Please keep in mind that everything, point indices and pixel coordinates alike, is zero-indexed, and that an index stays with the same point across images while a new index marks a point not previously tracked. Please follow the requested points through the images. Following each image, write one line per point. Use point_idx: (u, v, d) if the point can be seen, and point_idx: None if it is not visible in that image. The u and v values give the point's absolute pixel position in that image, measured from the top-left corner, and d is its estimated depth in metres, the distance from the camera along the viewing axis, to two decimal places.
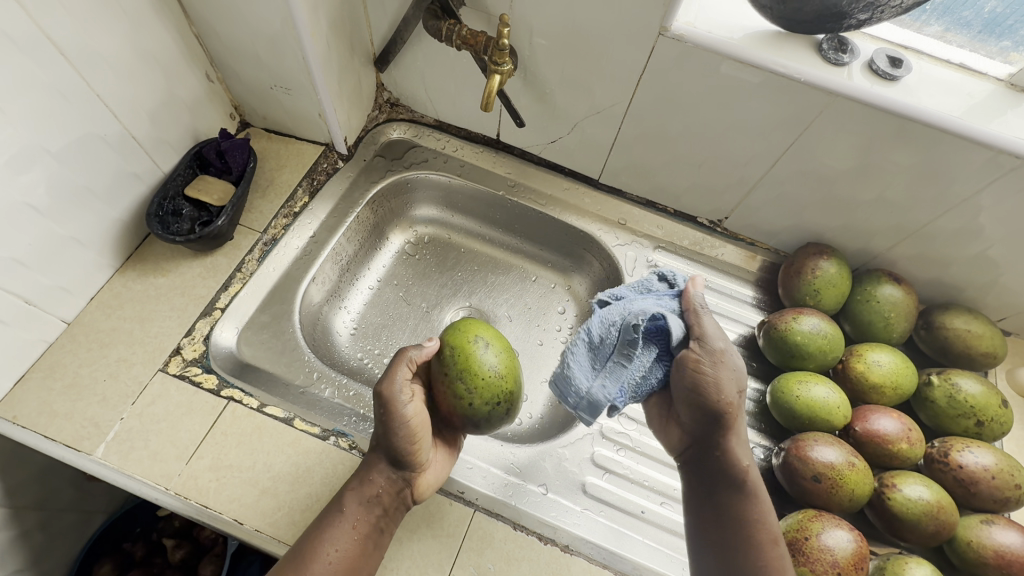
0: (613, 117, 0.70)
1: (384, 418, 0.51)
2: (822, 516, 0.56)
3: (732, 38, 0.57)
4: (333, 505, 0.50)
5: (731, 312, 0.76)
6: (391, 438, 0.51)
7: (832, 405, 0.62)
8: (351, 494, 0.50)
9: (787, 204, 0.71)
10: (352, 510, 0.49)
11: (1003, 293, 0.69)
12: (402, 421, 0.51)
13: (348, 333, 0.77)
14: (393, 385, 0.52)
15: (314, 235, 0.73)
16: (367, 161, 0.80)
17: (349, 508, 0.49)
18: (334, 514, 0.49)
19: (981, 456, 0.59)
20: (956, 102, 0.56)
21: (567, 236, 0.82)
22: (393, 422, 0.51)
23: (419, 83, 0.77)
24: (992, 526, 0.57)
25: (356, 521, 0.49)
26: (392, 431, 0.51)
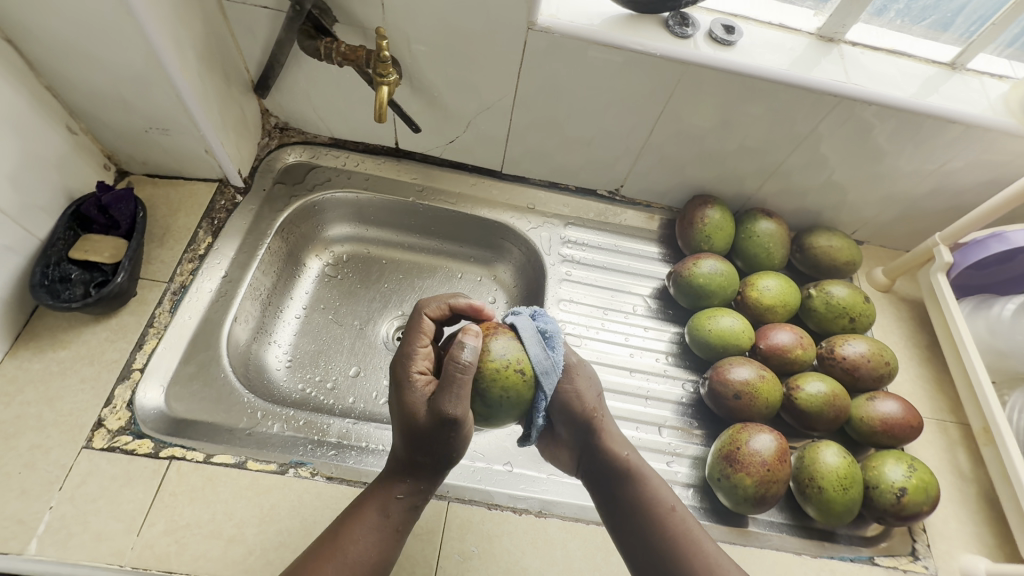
0: (503, 110, 0.74)
1: (449, 439, 0.49)
2: (748, 427, 0.64)
3: (593, 25, 0.62)
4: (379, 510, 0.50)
5: (642, 270, 0.84)
6: (445, 456, 0.50)
7: (738, 331, 0.71)
8: (398, 499, 0.51)
9: (670, 165, 0.79)
10: (396, 513, 0.50)
11: (850, 210, 0.82)
12: (461, 442, 0.50)
13: (284, 366, 0.76)
14: (456, 403, 0.47)
15: (226, 274, 0.70)
16: (268, 190, 0.78)
17: (395, 512, 0.50)
18: (379, 519, 0.50)
19: (857, 345, 0.71)
20: (782, 57, 0.66)
21: (483, 229, 0.86)
22: (452, 444, 0.49)
23: (305, 103, 0.76)
24: (876, 400, 0.68)
25: (398, 524, 0.50)
26: (449, 451, 0.50)
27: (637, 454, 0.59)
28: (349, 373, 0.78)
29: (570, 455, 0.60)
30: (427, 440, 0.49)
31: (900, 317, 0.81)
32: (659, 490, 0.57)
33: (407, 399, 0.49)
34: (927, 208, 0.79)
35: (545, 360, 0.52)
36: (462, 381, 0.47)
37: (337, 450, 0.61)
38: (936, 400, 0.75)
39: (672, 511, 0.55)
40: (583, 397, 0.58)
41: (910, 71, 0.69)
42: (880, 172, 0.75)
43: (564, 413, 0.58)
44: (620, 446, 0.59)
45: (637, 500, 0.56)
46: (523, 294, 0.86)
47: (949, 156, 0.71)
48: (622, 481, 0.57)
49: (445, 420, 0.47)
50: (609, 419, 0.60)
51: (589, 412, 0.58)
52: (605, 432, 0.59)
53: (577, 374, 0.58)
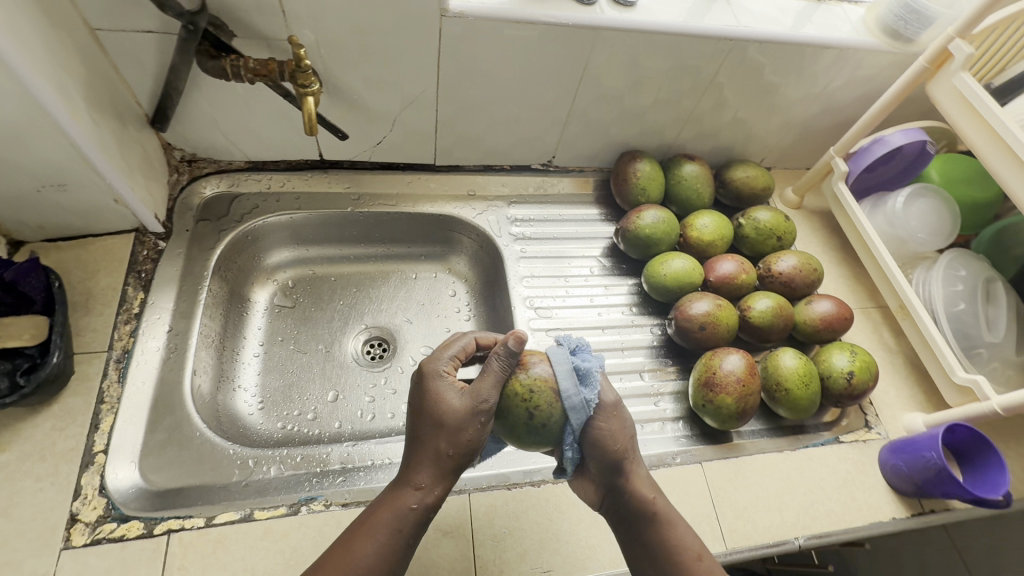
0: (428, 102, 0.73)
1: (471, 429, 0.49)
2: (718, 352, 0.70)
3: (503, 4, 0.63)
4: (395, 516, 0.48)
5: (590, 233, 0.88)
6: (465, 450, 0.50)
7: (689, 270, 0.77)
8: (411, 508, 0.49)
9: (596, 128, 0.82)
10: (410, 526, 0.48)
11: (757, 141, 0.90)
12: (484, 431, 0.50)
13: (256, 409, 0.73)
14: (488, 390, 0.50)
15: (171, 328, 0.65)
16: (192, 230, 0.72)
17: (408, 524, 0.48)
18: (391, 530, 0.48)
19: (789, 260, 0.79)
20: (679, 11, 0.71)
21: (429, 225, 0.85)
22: (475, 434, 0.50)
23: (213, 129, 0.71)
24: (813, 303, 0.77)
25: (409, 537, 0.49)
26: (466, 447, 0.50)
27: (660, 494, 0.55)
28: (327, 399, 0.76)
29: (591, 485, 0.55)
30: (451, 434, 0.49)
31: (814, 227, 0.92)
32: (684, 534, 0.54)
33: (437, 389, 0.50)
34: (818, 127, 0.89)
35: (575, 396, 0.49)
36: (494, 372, 0.50)
37: (344, 475, 0.60)
38: (857, 293, 0.86)
39: (699, 560, 0.53)
40: (618, 437, 0.51)
41: (786, 7, 0.76)
42: (777, 103, 0.83)
43: (598, 454, 0.52)
44: (653, 489, 0.54)
45: (665, 547, 0.53)
46: (482, 280, 0.87)
47: (830, 78, 0.80)
48: (650, 525, 0.53)
49: (478, 410, 0.49)
50: (636, 456, 0.55)
51: (622, 451, 0.52)
52: (634, 474, 0.54)
53: (613, 413, 0.52)
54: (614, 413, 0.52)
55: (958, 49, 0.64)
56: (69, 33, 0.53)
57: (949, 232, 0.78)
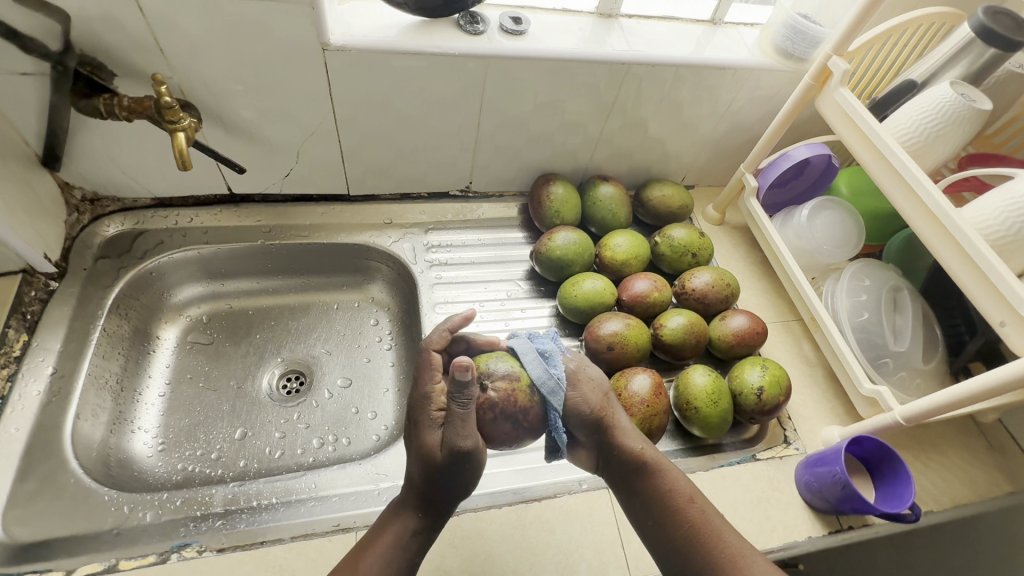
0: (328, 133, 0.73)
1: (463, 472, 0.51)
2: (627, 372, 0.69)
3: (388, 37, 0.64)
4: (391, 544, 0.50)
5: (510, 256, 0.88)
6: (457, 488, 0.52)
7: (601, 291, 0.77)
8: (411, 533, 0.51)
9: (507, 153, 0.83)
10: (409, 549, 0.51)
11: (673, 160, 0.92)
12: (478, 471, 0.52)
13: (155, 451, 0.70)
14: (466, 437, 0.50)
15: (55, 370, 0.63)
16: (89, 269, 0.71)
17: (409, 545, 0.51)
18: (395, 539, 0.51)
19: (703, 276, 0.79)
20: (571, 37, 0.72)
21: (345, 255, 0.85)
22: (467, 476, 0.51)
23: (109, 166, 0.70)
24: (728, 319, 0.77)
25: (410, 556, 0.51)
26: (460, 483, 0.52)
27: (651, 446, 0.58)
28: (234, 437, 0.74)
29: (584, 447, 0.59)
30: (445, 473, 0.51)
31: (735, 243, 0.92)
32: (676, 480, 0.56)
33: (421, 439, 0.51)
34: (731, 145, 0.91)
35: (548, 379, 0.55)
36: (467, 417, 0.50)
37: (225, 518, 0.58)
38: (778, 307, 0.86)
39: (692, 502, 0.55)
40: (589, 399, 0.57)
41: (681, 31, 0.78)
42: (684, 122, 0.85)
43: (581, 412, 0.56)
44: (635, 440, 0.57)
45: (661, 493, 0.55)
46: (402, 307, 0.87)
47: (732, 98, 0.81)
48: (640, 476, 0.56)
49: (459, 456, 0.49)
50: (620, 417, 0.58)
51: (599, 412, 0.57)
52: (618, 429, 0.57)
53: (579, 378, 0.58)
54: (583, 380, 0.58)
55: (836, 66, 0.66)
56: None
57: (856, 243, 0.78)
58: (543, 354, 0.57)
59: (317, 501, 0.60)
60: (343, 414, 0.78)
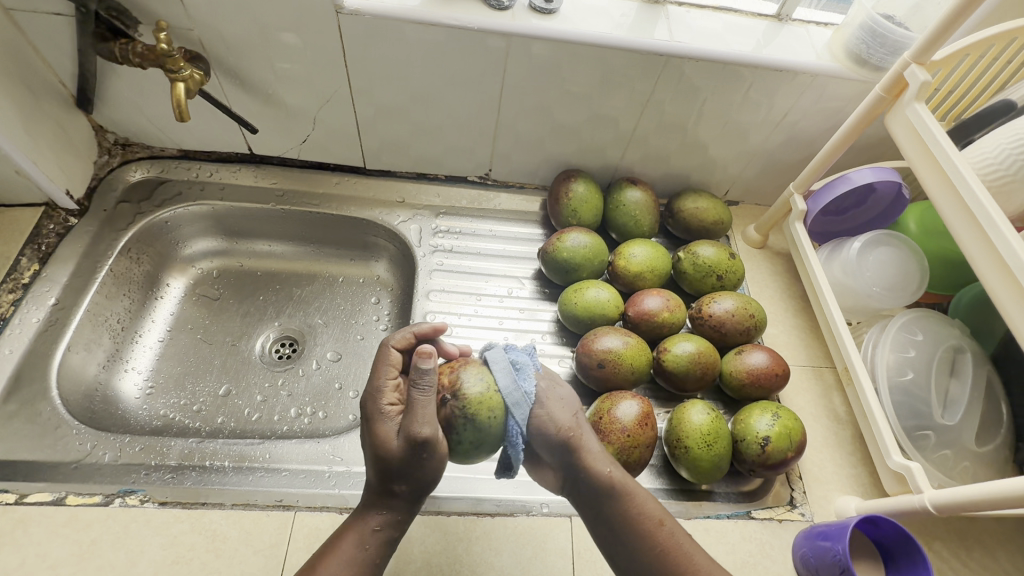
0: (343, 102, 0.71)
1: (424, 465, 0.47)
2: (615, 395, 0.63)
3: (405, 5, 0.61)
4: (357, 537, 0.47)
5: (520, 252, 0.83)
6: (422, 482, 0.48)
7: (605, 302, 0.71)
8: (374, 531, 0.48)
9: (529, 142, 0.78)
10: (375, 545, 0.48)
11: (716, 170, 0.83)
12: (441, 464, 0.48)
13: (141, 393, 0.72)
14: (425, 425, 0.45)
15: (57, 301, 0.66)
16: (109, 211, 0.74)
17: (373, 543, 0.48)
18: (356, 552, 0.47)
19: (724, 302, 0.70)
20: (605, 21, 0.66)
21: (354, 229, 0.83)
22: (428, 471, 0.47)
23: (137, 114, 0.73)
24: (745, 354, 0.68)
25: (376, 555, 0.48)
26: (425, 477, 0.47)
27: (620, 467, 0.52)
28: (218, 393, 0.75)
29: (551, 467, 0.53)
30: (409, 470, 0.47)
31: (774, 271, 0.82)
32: (646, 503, 0.51)
33: (376, 432, 0.47)
34: (784, 160, 0.81)
35: (515, 391, 0.49)
36: (424, 402, 0.46)
37: (176, 472, 0.58)
38: (811, 349, 0.75)
39: (660, 526, 0.50)
40: (557, 418, 0.50)
41: (737, 25, 0.70)
42: (731, 129, 0.76)
43: (545, 432, 0.50)
44: (603, 461, 0.51)
45: (625, 520, 0.50)
46: (402, 289, 0.84)
47: (789, 106, 0.72)
48: (607, 502, 0.50)
49: (417, 445, 0.45)
50: (587, 430, 0.52)
51: (567, 431, 0.50)
52: (586, 450, 0.51)
53: (548, 399, 0.51)
54: (554, 404, 0.51)
55: (913, 76, 0.55)
56: None
57: (914, 289, 0.66)
58: (514, 365, 0.51)
59: (266, 472, 0.58)
60: (325, 388, 0.77)
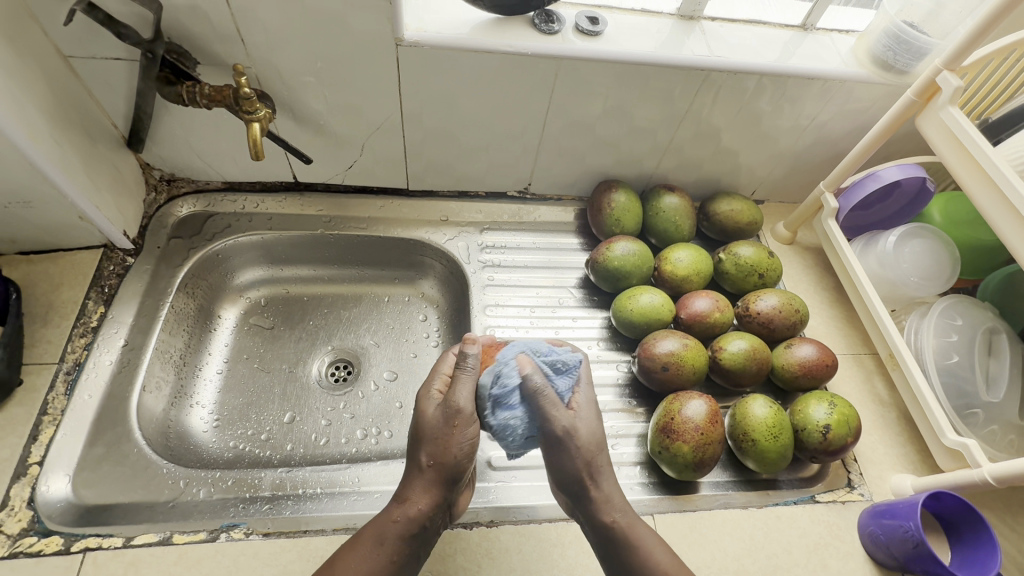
0: (393, 128, 0.73)
1: (450, 437, 0.49)
2: (680, 395, 0.66)
3: (461, 34, 0.63)
4: (377, 531, 0.49)
5: (565, 262, 0.85)
6: (448, 462, 0.49)
7: (659, 306, 0.74)
8: (393, 524, 0.49)
9: (570, 156, 0.81)
10: (392, 543, 0.48)
11: (746, 173, 0.86)
12: (465, 440, 0.49)
13: (209, 426, 0.73)
14: (462, 398, 0.49)
15: (126, 342, 0.66)
16: (163, 247, 0.75)
17: (391, 542, 0.48)
18: (375, 547, 0.48)
19: (770, 299, 0.74)
20: (648, 40, 0.69)
21: (401, 249, 0.85)
22: (458, 445, 0.49)
23: (186, 150, 0.73)
24: (794, 347, 0.72)
25: (394, 552, 0.48)
26: (451, 453, 0.49)
27: (631, 515, 0.53)
28: (283, 421, 0.75)
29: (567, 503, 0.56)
30: (438, 443, 0.49)
31: (806, 265, 0.86)
32: (654, 549, 0.51)
33: (416, 403, 0.52)
34: (811, 160, 0.85)
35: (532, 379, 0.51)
36: (466, 377, 0.51)
37: (272, 503, 0.59)
38: (849, 338, 0.80)
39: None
40: (574, 459, 0.51)
41: (769, 37, 0.73)
42: (763, 134, 0.79)
43: (558, 473, 0.52)
44: (612, 508, 0.52)
45: (634, 566, 0.51)
46: (451, 305, 0.86)
47: (818, 110, 0.76)
48: (616, 547, 0.51)
49: (451, 414, 0.49)
50: (608, 469, 0.53)
51: (580, 467, 0.52)
52: (600, 491, 0.52)
53: (567, 442, 0.51)
54: (575, 435, 0.51)
55: (946, 82, 0.59)
56: (36, 59, 0.56)
57: (946, 277, 0.71)
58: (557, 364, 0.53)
59: (358, 496, 0.60)
60: (388, 408, 0.78)
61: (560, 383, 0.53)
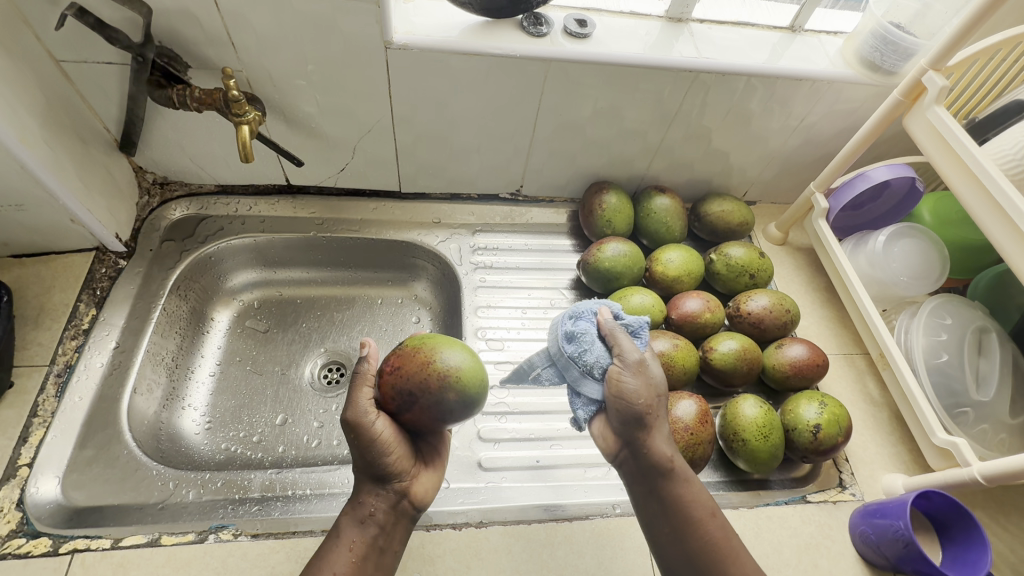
0: (384, 131, 0.74)
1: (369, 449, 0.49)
2: (671, 396, 0.66)
3: (450, 36, 0.64)
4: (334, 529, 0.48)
5: (556, 264, 0.86)
6: (376, 461, 0.49)
7: (650, 307, 0.74)
8: (347, 517, 0.49)
9: (561, 158, 0.81)
10: (350, 533, 0.48)
11: (737, 174, 0.87)
12: (386, 448, 0.50)
13: (201, 428, 0.73)
14: (357, 409, 0.49)
15: (118, 344, 0.67)
16: (155, 250, 0.75)
17: (348, 531, 0.48)
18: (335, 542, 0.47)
19: (761, 299, 0.74)
20: (636, 42, 0.70)
21: (393, 251, 0.85)
22: (379, 449, 0.49)
23: (178, 153, 0.73)
24: (785, 347, 0.72)
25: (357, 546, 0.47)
26: (378, 452, 0.49)
27: (675, 448, 0.52)
28: (275, 423, 0.75)
29: (608, 425, 0.55)
30: (358, 453, 0.49)
31: (798, 265, 0.87)
32: (700, 493, 0.52)
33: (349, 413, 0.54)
34: (801, 161, 0.85)
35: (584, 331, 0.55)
36: (361, 384, 0.51)
37: (261, 504, 0.60)
38: (841, 338, 0.80)
39: (712, 517, 0.51)
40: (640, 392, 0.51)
41: (757, 39, 0.74)
42: (753, 135, 0.80)
43: (621, 412, 0.52)
44: (670, 446, 0.52)
45: (676, 503, 0.51)
46: (443, 307, 0.86)
47: (807, 111, 0.76)
48: (661, 481, 0.51)
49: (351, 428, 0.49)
50: (661, 415, 0.53)
51: (646, 407, 0.51)
52: (655, 429, 0.52)
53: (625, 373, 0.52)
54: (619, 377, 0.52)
55: (931, 82, 0.60)
56: (28, 63, 0.56)
57: (936, 276, 0.72)
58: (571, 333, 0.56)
59: (348, 497, 0.61)
60: None
61: (588, 329, 0.55)
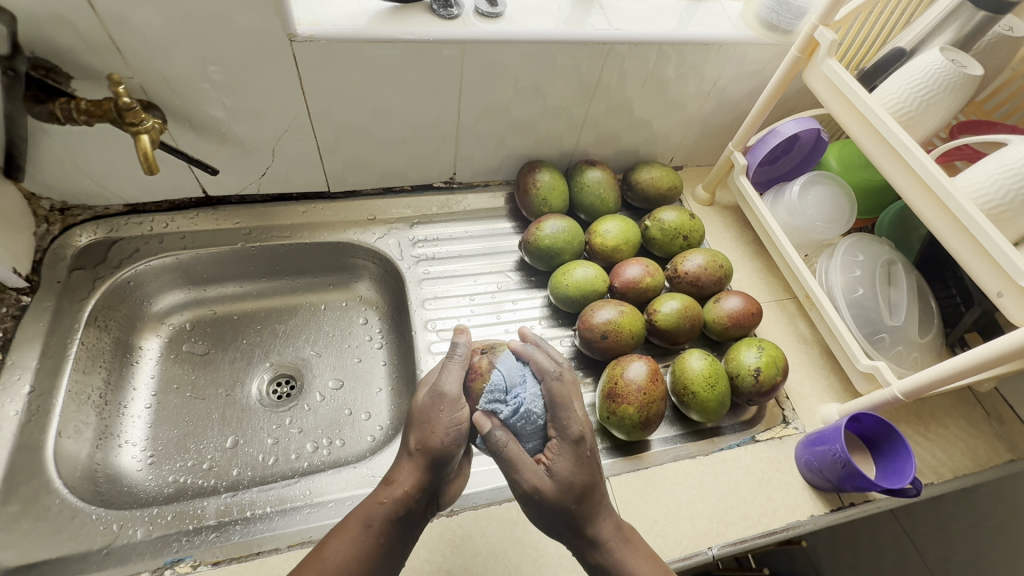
0: (302, 129, 0.70)
1: (436, 423, 0.50)
2: (622, 360, 0.68)
3: (358, 25, 0.62)
4: (364, 512, 0.49)
5: (499, 247, 0.86)
6: (433, 447, 0.50)
7: (593, 278, 0.75)
8: (381, 504, 0.49)
9: (491, 141, 0.81)
10: (379, 522, 0.49)
11: (662, 140, 0.90)
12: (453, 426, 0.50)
13: (144, 464, 0.68)
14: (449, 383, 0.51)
15: (32, 388, 0.61)
16: (64, 281, 0.69)
17: (379, 522, 0.49)
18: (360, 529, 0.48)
19: (696, 259, 0.77)
20: (548, 17, 0.70)
21: (330, 254, 0.82)
22: (443, 435, 0.50)
23: (76, 174, 0.67)
24: (723, 300, 0.76)
25: (382, 533, 0.49)
26: (435, 443, 0.50)
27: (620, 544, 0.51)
28: (226, 446, 0.72)
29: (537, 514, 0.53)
30: (425, 430, 0.50)
31: (727, 222, 0.91)
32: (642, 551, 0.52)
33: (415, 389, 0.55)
34: (719, 123, 0.89)
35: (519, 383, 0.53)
36: (455, 364, 0.52)
37: (218, 530, 0.57)
38: (771, 286, 0.85)
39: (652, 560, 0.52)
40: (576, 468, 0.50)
41: (664, 8, 0.76)
42: (672, 101, 0.82)
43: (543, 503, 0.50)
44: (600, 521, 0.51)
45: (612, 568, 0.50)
46: (390, 304, 0.85)
47: (718, 74, 0.79)
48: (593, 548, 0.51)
49: (438, 399, 0.51)
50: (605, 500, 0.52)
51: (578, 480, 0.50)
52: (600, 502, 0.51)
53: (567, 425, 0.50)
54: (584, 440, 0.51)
55: (823, 36, 0.64)
56: None
57: (847, 217, 0.77)
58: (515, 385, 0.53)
59: (312, 508, 0.59)
60: (337, 416, 0.76)
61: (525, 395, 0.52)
